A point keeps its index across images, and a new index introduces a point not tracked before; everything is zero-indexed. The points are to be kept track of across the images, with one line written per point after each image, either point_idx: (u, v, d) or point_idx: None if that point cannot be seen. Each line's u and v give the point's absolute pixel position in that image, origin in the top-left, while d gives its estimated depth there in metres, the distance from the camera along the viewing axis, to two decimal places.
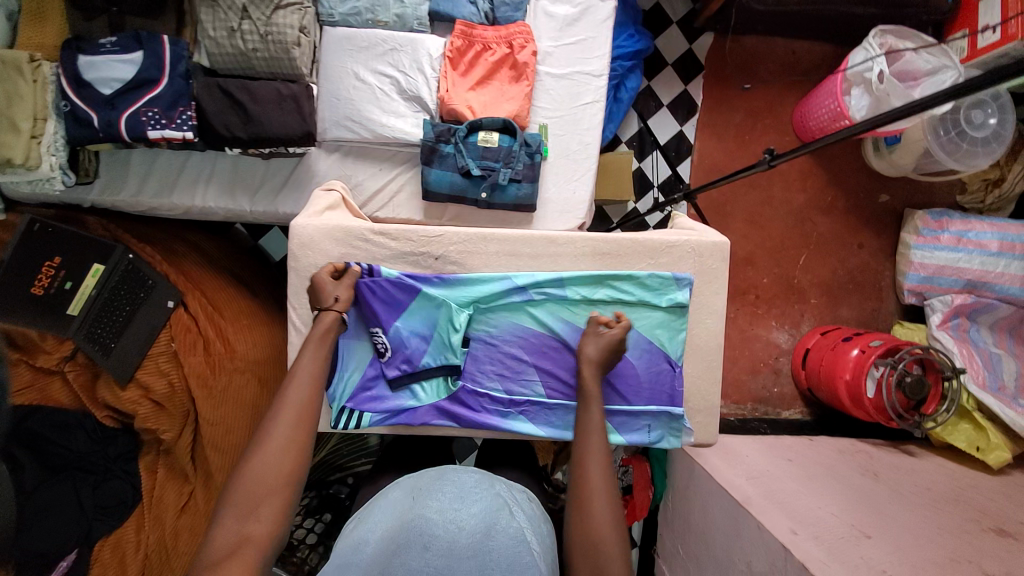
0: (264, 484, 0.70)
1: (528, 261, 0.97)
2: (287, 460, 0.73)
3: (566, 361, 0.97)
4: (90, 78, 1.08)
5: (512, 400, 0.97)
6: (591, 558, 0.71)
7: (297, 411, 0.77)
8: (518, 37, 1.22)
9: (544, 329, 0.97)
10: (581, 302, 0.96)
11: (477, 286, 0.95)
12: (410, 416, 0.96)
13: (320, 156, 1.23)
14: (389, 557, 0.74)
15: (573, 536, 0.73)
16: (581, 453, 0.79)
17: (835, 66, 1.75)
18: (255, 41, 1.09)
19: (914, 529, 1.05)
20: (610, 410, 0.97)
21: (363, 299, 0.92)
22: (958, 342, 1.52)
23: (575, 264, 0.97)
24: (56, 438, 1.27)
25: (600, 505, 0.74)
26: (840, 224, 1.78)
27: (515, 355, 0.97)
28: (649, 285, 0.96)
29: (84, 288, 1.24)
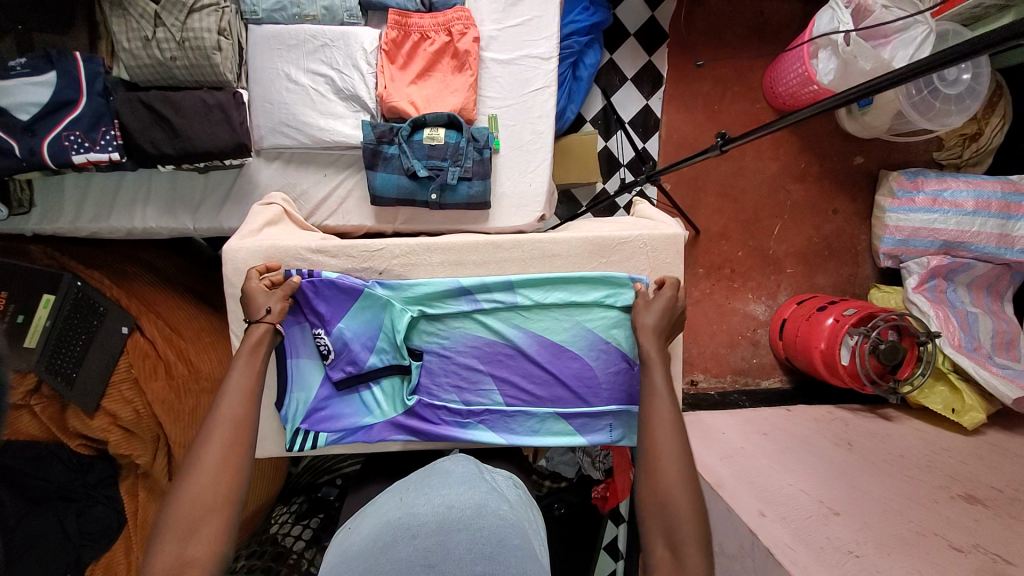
0: (203, 505, 0.69)
1: (475, 268, 0.94)
2: (225, 477, 0.72)
3: (522, 367, 0.95)
4: (5, 104, 1.00)
5: (469, 410, 0.96)
6: (662, 518, 0.70)
7: (231, 427, 0.75)
8: (456, 23, 1.14)
9: (497, 336, 0.94)
10: (533, 308, 0.94)
11: (425, 289, 0.92)
12: (367, 433, 0.95)
13: (260, 166, 1.18)
14: (375, 552, 0.70)
15: (644, 497, 0.73)
16: (649, 416, 0.78)
17: (804, 25, 1.66)
18: (172, 49, 1.03)
19: (884, 503, 1.05)
20: (569, 413, 0.95)
21: (306, 302, 0.92)
22: (934, 304, 1.50)
23: (524, 269, 0.94)
24: (32, 470, 1.24)
25: (671, 471, 0.73)
26: (814, 189, 1.73)
27: (469, 364, 0.95)
28: (602, 286, 0.93)
29: (38, 318, 1.17)
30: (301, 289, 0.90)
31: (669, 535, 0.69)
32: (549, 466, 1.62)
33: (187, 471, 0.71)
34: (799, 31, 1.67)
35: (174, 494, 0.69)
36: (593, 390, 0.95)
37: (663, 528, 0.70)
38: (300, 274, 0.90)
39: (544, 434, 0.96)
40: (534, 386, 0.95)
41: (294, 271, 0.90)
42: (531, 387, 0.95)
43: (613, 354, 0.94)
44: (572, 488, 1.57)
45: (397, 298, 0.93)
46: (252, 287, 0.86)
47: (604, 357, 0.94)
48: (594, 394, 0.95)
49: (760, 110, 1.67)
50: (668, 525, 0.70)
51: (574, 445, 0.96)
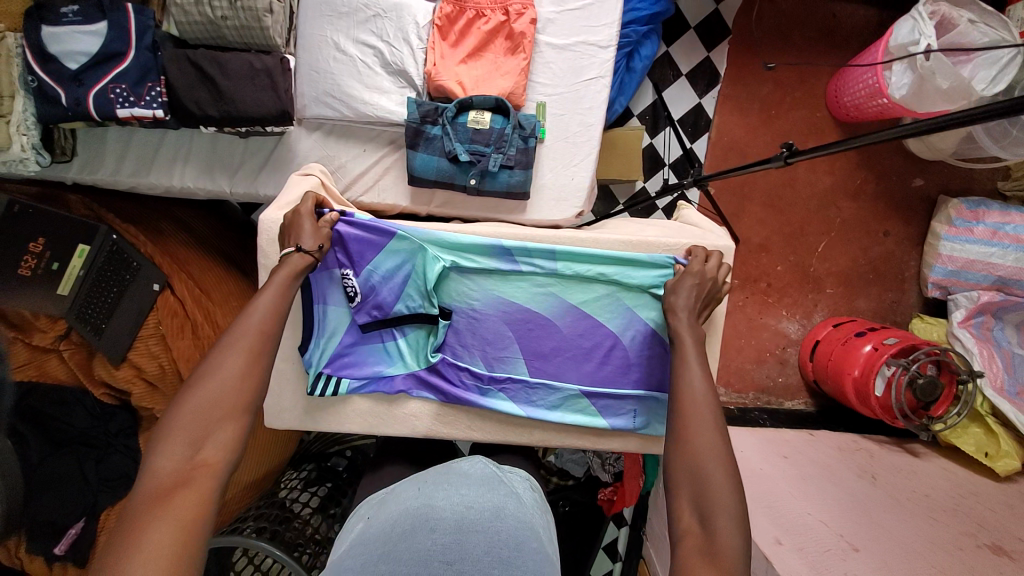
0: (217, 409, 0.66)
1: (516, 231, 0.93)
2: (242, 387, 0.68)
3: (554, 337, 0.93)
4: (55, 52, 1.00)
5: (492, 376, 0.93)
6: (693, 490, 0.65)
7: (254, 339, 0.71)
8: (514, 3, 1.10)
9: (531, 303, 0.92)
10: (571, 280, 0.91)
11: (464, 247, 0.90)
12: (389, 383, 0.93)
13: (301, 135, 1.16)
14: (394, 543, 0.69)
15: (673, 468, 0.68)
16: (680, 383, 0.73)
17: (877, 32, 1.57)
18: (223, 8, 1.00)
19: (906, 544, 1.02)
20: (595, 392, 0.93)
21: (340, 246, 0.90)
22: (979, 342, 1.43)
23: (567, 238, 0.92)
24: (56, 413, 1.30)
25: (702, 436, 0.67)
26: (866, 209, 1.65)
27: (499, 328, 0.92)
28: (645, 265, 0.90)
29: (72, 268, 1.21)
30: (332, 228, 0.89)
31: (699, 505, 0.64)
32: (558, 462, 1.63)
33: (205, 373, 0.67)
34: (871, 38, 1.58)
35: (190, 394, 0.66)
36: (622, 370, 0.93)
37: (692, 501, 0.65)
38: (338, 212, 0.89)
39: (564, 411, 0.94)
40: (562, 360, 0.93)
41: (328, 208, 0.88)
42: (561, 359, 0.93)
43: (650, 336, 0.92)
44: (579, 487, 1.57)
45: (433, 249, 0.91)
46: (298, 213, 0.85)
47: (640, 338, 0.92)
48: (623, 375, 0.93)
49: (818, 118, 1.60)
50: (698, 498, 0.64)
51: (596, 425, 0.93)
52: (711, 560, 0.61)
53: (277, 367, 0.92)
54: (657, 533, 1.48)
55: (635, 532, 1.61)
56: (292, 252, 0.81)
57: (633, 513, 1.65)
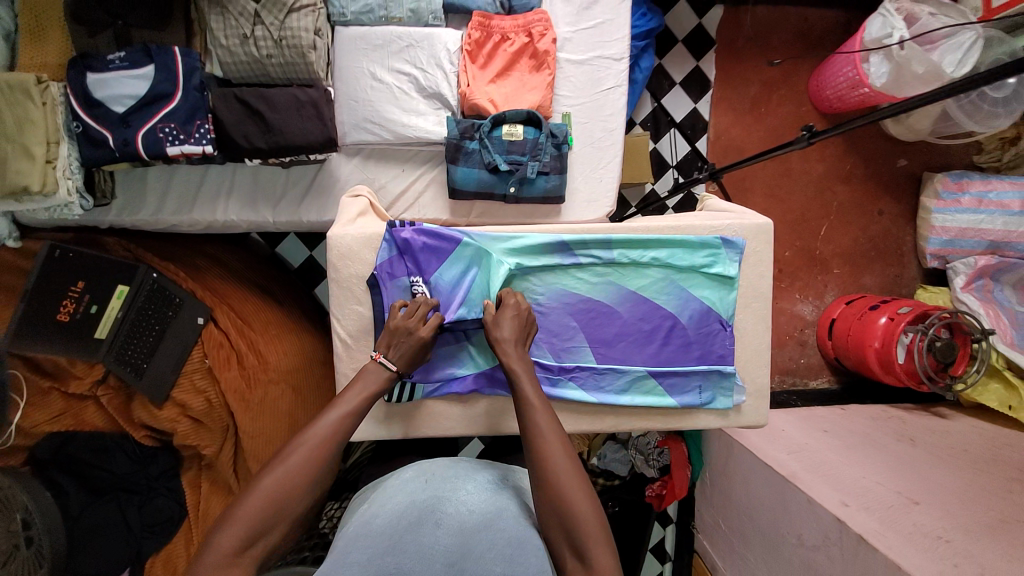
0: (271, 511, 0.67)
1: (571, 227, 0.97)
2: (298, 494, 0.69)
3: (615, 323, 0.97)
4: (101, 97, 1.04)
5: (561, 367, 0.96)
6: (563, 531, 0.69)
7: (324, 443, 0.74)
8: (537, 25, 1.17)
9: (591, 294, 0.97)
10: (628, 267, 0.97)
11: (525, 249, 0.94)
12: (461, 384, 0.95)
13: (340, 161, 1.21)
14: (404, 532, 0.73)
15: (545, 516, 0.71)
16: (530, 430, 0.77)
17: (847, 31, 1.71)
18: (269, 47, 1.06)
19: (961, 493, 1.07)
20: (661, 371, 0.97)
21: (410, 254, 0.93)
22: (984, 303, 1.53)
23: (621, 230, 0.97)
24: (95, 461, 1.26)
25: (562, 471, 0.72)
26: (859, 191, 1.77)
27: (563, 321, 0.96)
28: (696, 248, 0.96)
29: (110, 310, 1.22)
30: (398, 238, 0.92)
31: (573, 542, 0.69)
32: (601, 465, 1.55)
33: (269, 470, 0.70)
34: (843, 37, 1.72)
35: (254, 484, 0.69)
36: (683, 347, 0.97)
37: (569, 545, 0.69)
38: (388, 222, 0.93)
39: (633, 393, 0.97)
40: (625, 343, 0.97)
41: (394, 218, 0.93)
42: (623, 343, 0.97)
43: (707, 314, 0.97)
44: (626, 486, 1.57)
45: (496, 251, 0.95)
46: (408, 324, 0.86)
47: (698, 316, 0.97)
48: (684, 352, 0.97)
49: (804, 113, 1.73)
50: (573, 540, 0.69)
51: (664, 405, 0.97)
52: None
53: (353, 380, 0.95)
54: (710, 522, 1.51)
55: (685, 525, 1.63)
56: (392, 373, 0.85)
57: (679, 509, 1.67)
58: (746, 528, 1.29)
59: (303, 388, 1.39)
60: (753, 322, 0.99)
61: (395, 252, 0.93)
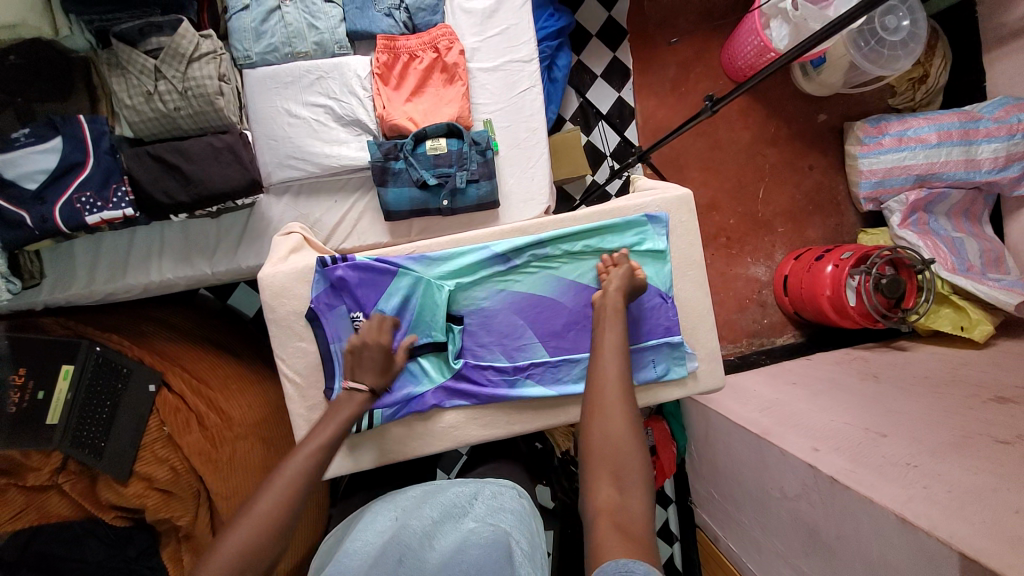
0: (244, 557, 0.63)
1: (503, 230, 0.98)
2: (266, 545, 0.66)
3: (561, 314, 0.98)
4: (11, 176, 1.01)
5: (516, 366, 0.96)
6: (611, 460, 0.68)
7: (295, 479, 0.72)
8: (442, 40, 1.19)
9: (532, 289, 0.97)
10: (565, 261, 0.98)
11: (460, 258, 0.95)
12: (421, 402, 0.94)
13: (271, 202, 1.20)
14: (370, 566, 0.78)
15: (592, 442, 0.71)
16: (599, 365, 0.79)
17: (749, 3, 1.79)
18: (175, 99, 1.06)
19: (924, 418, 1.10)
20: None
21: (347, 290, 0.93)
22: (921, 236, 1.59)
23: (551, 226, 0.98)
24: (67, 553, 1.21)
25: (619, 406, 0.73)
26: (788, 151, 1.83)
27: (510, 320, 0.97)
28: (625, 231, 0.98)
29: (58, 392, 1.16)
30: (332, 273, 0.92)
31: (617, 475, 0.68)
32: None
33: (237, 522, 0.66)
34: (745, 9, 1.79)
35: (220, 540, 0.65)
36: (630, 326, 0.98)
37: (609, 473, 0.68)
38: (319, 258, 0.92)
39: None
40: (575, 331, 0.98)
41: (326, 256, 0.92)
42: (572, 332, 0.98)
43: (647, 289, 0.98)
44: None
45: (435, 272, 0.95)
46: (367, 343, 0.86)
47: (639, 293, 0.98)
48: (633, 331, 0.98)
49: (722, 85, 1.79)
50: (617, 476, 0.67)
51: None
52: (624, 525, 0.63)
53: (309, 417, 0.93)
54: (703, 494, 1.51)
55: (681, 503, 1.64)
56: (361, 391, 0.84)
57: (674, 488, 1.68)
58: (735, 492, 1.30)
59: (271, 438, 1.37)
60: (692, 289, 1.01)
61: (331, 288, 0.92)
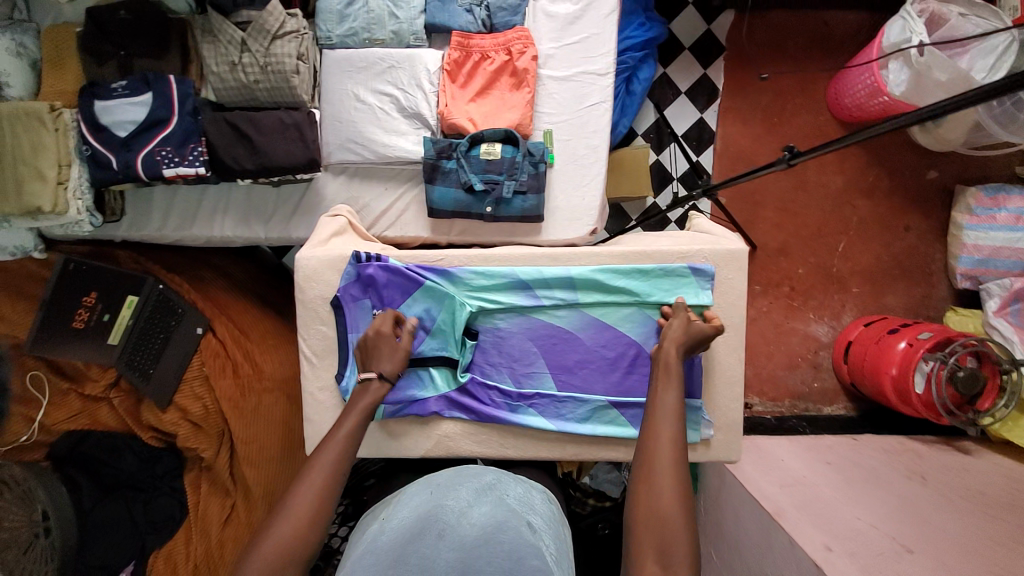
0: (286, 551, 0.68)
1: (535, 256, 0.96)
2: (307, 531, 0.70)
3: (577, 351, 0.95)
4: (106, 122, 1.12)
5: (520, 393, 0.95)
6: (657, 538, 0.65)
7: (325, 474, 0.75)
8: (516, 43, 1.16)
9: (551, 319, 0.95)
10: (592, 299, 0.94)
11: (486, 277, 0.94)
12: (421, 407, 0.95)
13: (327, 180, 1.24)
14: (406, 542, 0.71)
15: (636, 515, 0.68)
16: (651, 429, 0.74)
17: (871, 35, 1.60)
18: (256, 73, 1.11)
19: (962, 542, 0.97)
20: (622, 401, 0.94)
21: (375, 288, 0.95)
22: (1019, 330, 1.39)
23: (585, 260, 0.95)
24: (107, 459, 1.37)
25: (670, 480, 0.69)
26: (883, 206, 1.65)
27: (524, 347, 0.95)
28: (662, 283, 0.93)
29: (122, 318, 1.32)
30: (362, 269, 0.94)
31: (662, 554, 0.64)
32: (593, 484, 1.57)
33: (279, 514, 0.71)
34: (866, 42, 1.60)
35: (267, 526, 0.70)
36: (647, 378, 0.94)
37: (653, 550, 0.65)
38: (354, 253, 0.94)
39: (594, 423, 0.95)
40: (587, 371, 0.95)
41: (361, 253, 0.94)
42: (583, 372, 0.95)
43: None
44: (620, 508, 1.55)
45: (458, 288, 0.95)
46: (380, 335, 0.88)
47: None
48: (646, 383, 0.94)
49: (821, 122, 1.63)
50: (662, 555, 0.64)
51: (626, 436, 0.94)
52: None
53: (317, 398, 0.97)
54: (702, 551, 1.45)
55: None
56: (373, 379, 0.85)
57: None
58: (733, 563, 1.22)
59: (297, 397, 1.45)
60: (724, 352, 0.94)
61: (359, 281, 0.94)
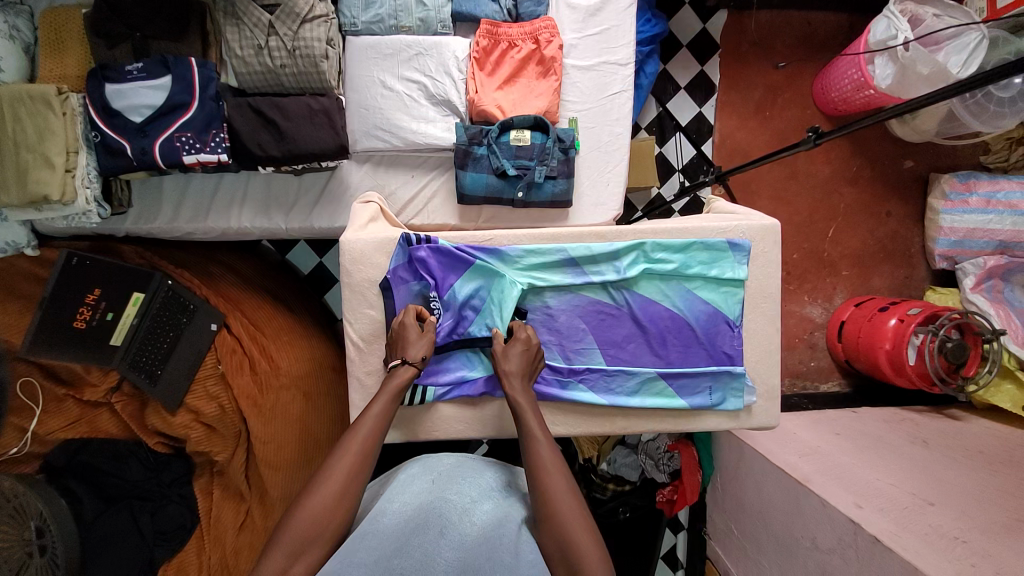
0: (314, 530, 0.69)
1: (582, 236, 0.97)
2: (332, 512, 0.71)
3: (623, 325, 0.98)
4: (119, 107, 1.06)
5: (571, 369, 0.96)
6: (565, 562, 0.71)
7: (352, 465, 0.75)
8: (543, 32, 1.19)
9: (599, 295, 0.98)
10: (640, 277, 0.97)
11: (538, 256, 0.96)
12: (472, 386, 0.95)
13: (351, 167, 1.23)
14: (408, 535, 0.73)
15: (548, 550, 0.73)
16: (536, 467, 0.78)
17: (851, 35, 1.72)
18: (282, 57, 1.09)
19: (974, 493, 1.05)
20: (670, 373, 0.97)
21: (422, 271, 0.95)
22: (993, 304, 1.53)
23: (632, 242, 0.97)
24: (110, 468, 1.28)
25: (562, 505, 0.74)
26: (867, 193, 1.77)
27: (573, 324, 0.97)
28: (704, 257, 0.97)
29: (126, 317, 1.25)
30: (412, 253, 0.94)
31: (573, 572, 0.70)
32: (612, 469, 1.55)
33: (309, 494, 0.71)
34: (847, 42, 1.73)
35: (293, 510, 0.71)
36: (690, 349, 0.98)
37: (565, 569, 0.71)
38: (404, 236, 0.94)
39: (644, 395, 0.97)
40: (632, 346, 0.98)
41: (412, 235, 0.94)
42: (630, 346, 0.98)
43: (714, 314, 0.97)
44: (638, 491, 1.56)
45: (508, 267, 0.96)
46: (403, 326, 0.88)
47: (706, 317, 0.97)
48: (690, 354, 0.98)
49: (809, 116, 1.74)
50: (570, 567, 0.70)
51: (674, 406, 0.97)
52: None
53: (366, 383, 0.96)
54: (720, 525, 1.50)
55: (695, 530, 1.62)
56: (400, 365, 0.85)
57: (690, 515, 1.67)
58: (758, 532, 1.27)
59: (315, 394, 1.40)
60: (760, 323, 0.99)
61: (408, 264, 0.95)
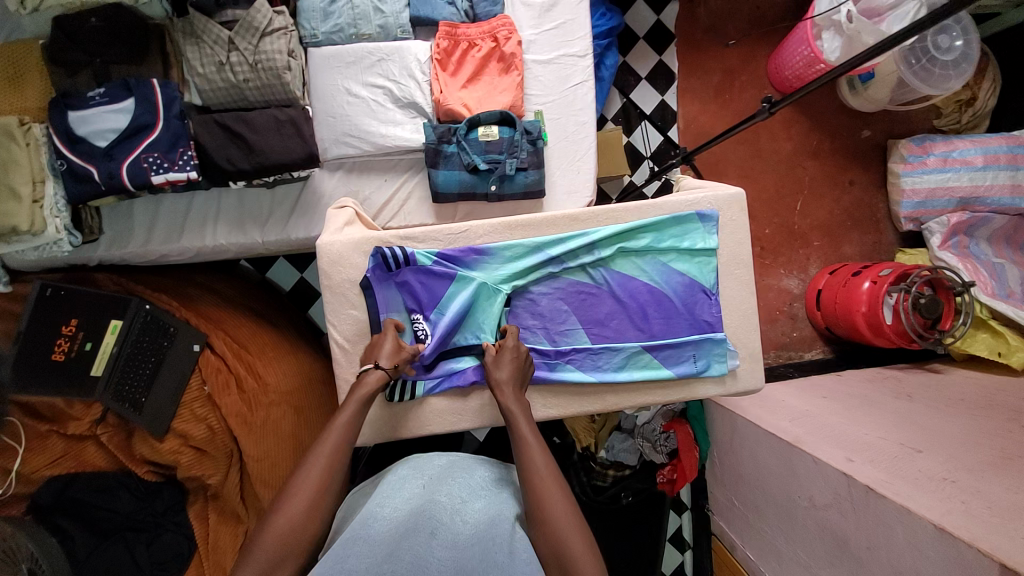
0: (285, 543, 0.69)
1: (556, 219, 0.98)
2: (305, 525, 0.71)
3: (604, 303, 1.00)
4: (83, 133, 1.06)
5: (557, 351, 0.98)
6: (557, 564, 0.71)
7: (317, 486, 0.74)
8: (501, 29, 1.22)
9: (577, 275, 0.99)
10: (615, 254, 0.99)
11: (515, 244, 0.97)
12: (461, 377, 0.96)
13: (324, 177, 1.24)
14: (399, 537, 0.72)
15: (541, 552, 0.73)
16: (528, 468, 0.78)
17: (798, 15, 1.79)
18: (245, 71, 1.10)
19: (958, 437, 1.08)
20: (654, 346, 0.98)
21: (401, 273, 0.95)
22: (960, 259, 1.58)
23: (602, 225, 0.99)
24: (100, 502, 1.24)
25: (554, 505, 0.74)
26: (829, 164, 1.83)
27: (556, 306, 0.99)
28: (673, 231, 0.99)
29: (105, 346, 1.23)
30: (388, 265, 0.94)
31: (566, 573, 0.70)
32: (610, 456, 1.56)
33: (280, 508, 0.71)
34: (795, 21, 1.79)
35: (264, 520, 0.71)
36: (672, 320, 1.00)
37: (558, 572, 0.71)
38: (378, 250, 0.93)
39: (630, 369, 0.99)
40: (615, 323, 1.00)
41: (388, 254, 0.93)
42: (614, 323, 1.00)
43: (691, 284, 1.00)
44: (638, 475, 1.57)
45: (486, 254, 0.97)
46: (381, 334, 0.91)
47: (683, 288, 1.00)
48: (671, 326, 1.00)
49: (767, 95, 1.79)
50: (564, 568, 0.70)
51: (661, 376, 0.99)
52: None
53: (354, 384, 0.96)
54: (721, 500, 1.51)
55: (697, 508, 1.63)
56: (371, 369, 0.87)
57: (691, 494, 1.68)
58: (757, 500, 1.29)
59: (304, 408, 1.39)
60: (736, 289, 1.01)
61: (384, 268, 0.95)
